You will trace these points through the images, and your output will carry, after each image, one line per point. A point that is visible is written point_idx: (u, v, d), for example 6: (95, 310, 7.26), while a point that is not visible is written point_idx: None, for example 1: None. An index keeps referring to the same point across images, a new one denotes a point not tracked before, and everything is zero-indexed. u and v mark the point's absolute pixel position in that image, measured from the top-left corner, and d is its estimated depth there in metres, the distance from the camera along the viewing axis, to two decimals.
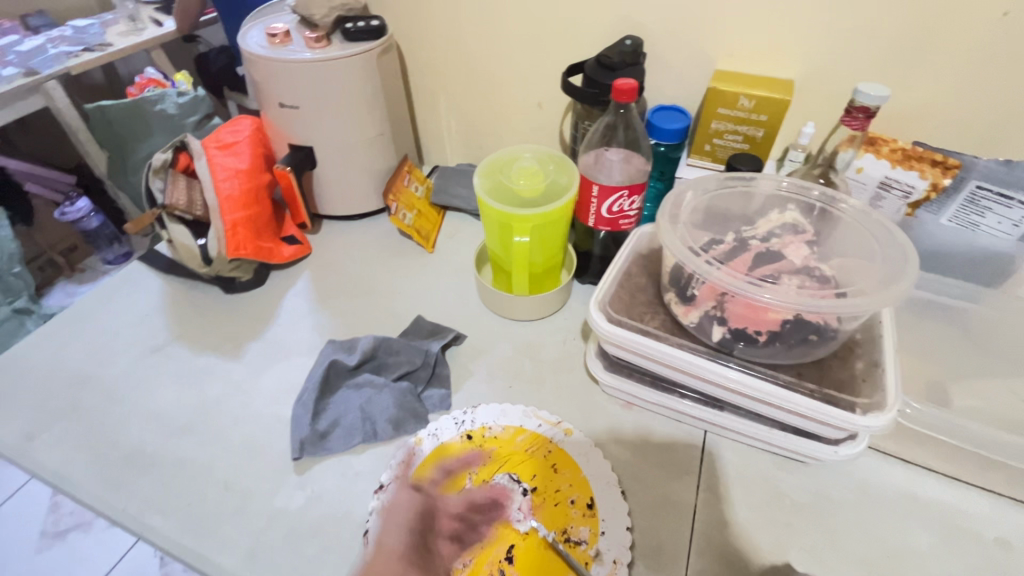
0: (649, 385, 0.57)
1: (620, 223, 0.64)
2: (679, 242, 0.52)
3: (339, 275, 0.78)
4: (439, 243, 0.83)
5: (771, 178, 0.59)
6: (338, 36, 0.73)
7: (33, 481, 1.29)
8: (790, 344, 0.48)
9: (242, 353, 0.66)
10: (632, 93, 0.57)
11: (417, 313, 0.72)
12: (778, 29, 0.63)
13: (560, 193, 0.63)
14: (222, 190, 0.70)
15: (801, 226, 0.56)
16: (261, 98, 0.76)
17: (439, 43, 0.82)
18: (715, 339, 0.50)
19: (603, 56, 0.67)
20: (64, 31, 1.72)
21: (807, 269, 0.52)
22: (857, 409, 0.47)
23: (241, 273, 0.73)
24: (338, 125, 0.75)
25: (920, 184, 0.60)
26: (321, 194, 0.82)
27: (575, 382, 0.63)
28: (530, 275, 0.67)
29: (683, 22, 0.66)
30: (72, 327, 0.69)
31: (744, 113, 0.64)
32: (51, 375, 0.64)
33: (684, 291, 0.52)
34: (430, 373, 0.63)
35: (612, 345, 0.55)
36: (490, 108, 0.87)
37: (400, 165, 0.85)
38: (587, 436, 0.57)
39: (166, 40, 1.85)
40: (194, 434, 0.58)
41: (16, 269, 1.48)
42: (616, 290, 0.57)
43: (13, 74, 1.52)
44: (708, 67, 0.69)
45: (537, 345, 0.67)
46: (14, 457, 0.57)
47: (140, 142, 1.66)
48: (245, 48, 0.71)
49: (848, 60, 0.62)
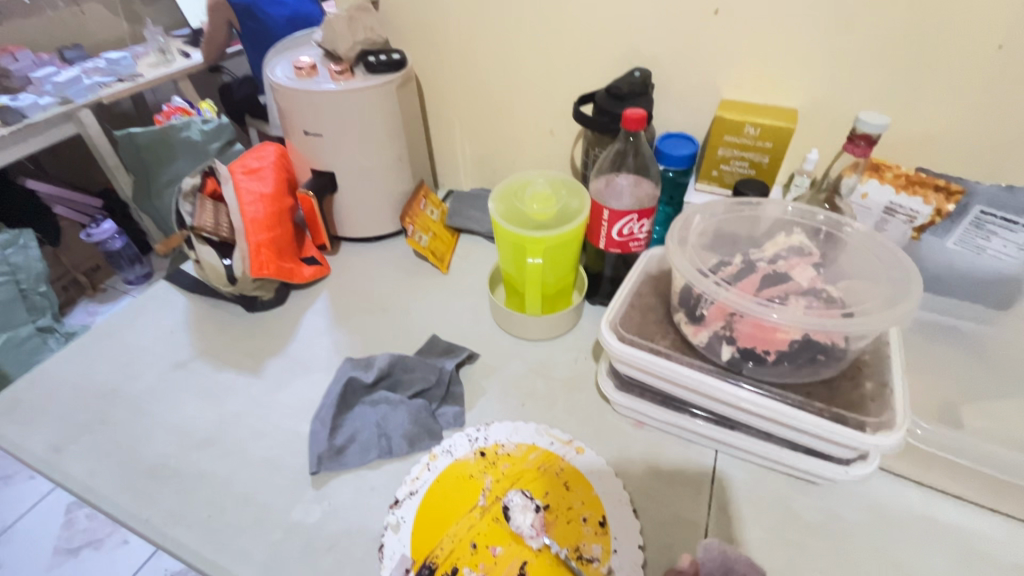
0: (661, 404, 0.58)
1: (630, 245, 0.66)
2: (687, 263, 0.54)
3: (356, 295, 0.80)
4: (453, 264, 0.85)
5: (777, 203, 0.61)
6: (360, 68, 0.77)
7: (49, 497, 1.31)
8: (798, 364, 0.49)
9: (262, 369, 0.68)
10: (642, 121, 0.60)
11: (431, 333, 0.74)
12: (780, 61, 0.66)
13: (572, 216, 0.65)
14: (247, 214, 0.73)
15: (807, 248, 0.58)
16: (286, 127, 0.79)
17: (455, 74, 0.86)
18: (725, 358, 0.51)
19: (613, 86, 0.70)
20: (98, 62, 1.81)
21: (814, 290, 0.53)
22: (866, 428, 0.47)
23: (263, 292, 0.76)
24: (359, 151, 0.78)
25: (924, 210, 0.62)
26: (340, 217, 0.86)
27: (587, 401, 0.64)
28: (543, 296, 0.69)
29: (689, 55, 0.70)
30: (100, 343, 0.72)
31: (750, 140, 0.66)
32: (80, 389, 0.66)
33: (693, 312, 0.53)
34: (444, 390, 0.64)
35: (623, 364, 0.56)
36: (504, 135, 0.90)
37: (417, 190, 0.88)
38: (599, 454, 0.58)
39: (193, 71, 1.95)
40: (214, 447, 0.60)
41: (42, 287, 1.53)
42: (627, 310, 0.59)
43: (49, 102, 1.61)
44: (713, 96, 0.72)
45: (549, 364, 0.68)
46: (42, 468, 0.59)
47: (164, 167, 1.73)
48: (273, 80, 0.75)
49: (850, 90, 0.64)
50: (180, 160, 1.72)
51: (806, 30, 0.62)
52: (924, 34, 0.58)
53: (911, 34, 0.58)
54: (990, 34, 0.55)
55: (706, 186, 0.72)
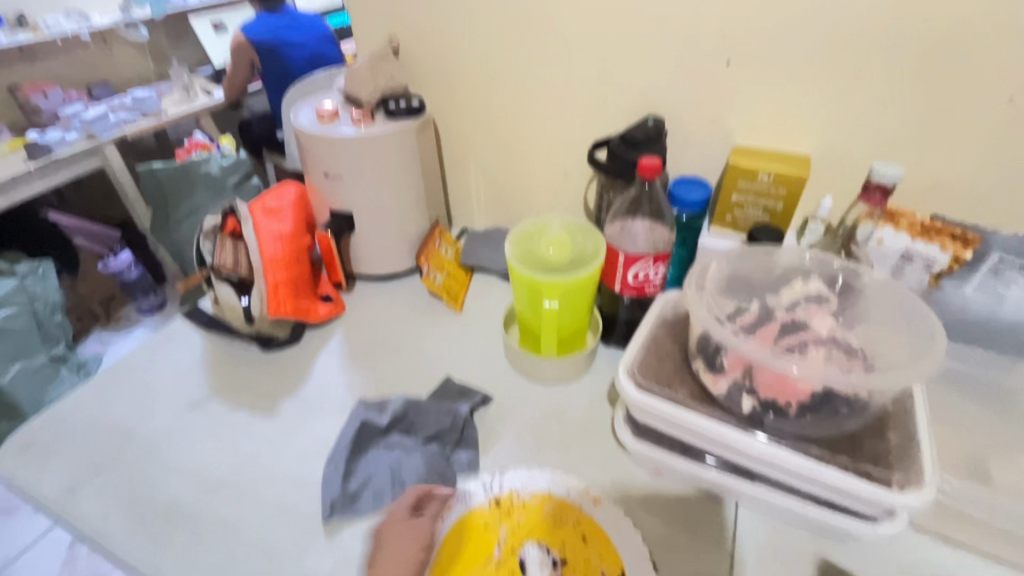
0: (679, 453, 0.57)
1: (646, 289, 0.66)
2: (705, 311, 0.54)
3: (370, 334, 0.80)
4: (467, 302, 0.86)
5: (792, 250, 0.61)
6: (381, 113, 0.79)
7: (52, 531, 1.30)
8: (821, 416, 0.48)
9: (276, 410, 0.68)
10: (655, 170, 0.61)
11: (445, 374, 0.74)
12: (791, 109, 0.67)
13: (588, 259, 0.65)
14: (266, 252, 0.75)
15: (825, 296, 0.57)
16: (307, 168, 0.82)
17: (472, 118, 0.89)
18: (745, 410, 0.50)
19: (627, 134, 0.72)
20: (124, 99, 1.88)
21: (834, 338, 0.52)
22: (894, 485, 0.46)
23: (279, 331, 0.76)
24: (378, 192, 0.80)
25: (942, 257, 0.61)
26: (356, 255, 0.87)
27: (603, 447, 0.63)
28: (558, 338, 0.68)
29: (701, 103, 0.72)
30: (117, 381, 0.72)
31: (764, 186, 0.67)
32: (96, 428, 0.66)
33: (712, 360, 0.53)
34: (458, 435, 0.63)
35: (641, 412, 0.55)
36: (518, 176, 0.92)
37: (432, 230, 0.89)
38: (617, 504, 0.57)
39: (214, 107, 2.02)
40: (227, 491, 0.59)
41: (58, 317, 1.54)
42: (644, 356, 0.59)
43: (75, 138, 1.67)
44: (725, 142, 0.73)
45: (564, 408, 0.68)
46: (55, 510, 0.58)
47: (183, 200, 1.77)
48: (297, 125, 0.77)
49: (862, 138, 0.65)
50: (199, 194, 1.76)
51: (817, 81, 0.64)
52: (934, 85, 0.59)
53: (921, 86, 0.60)
54: (999, 87, 0.56)
55: (723, 232, 0.72)
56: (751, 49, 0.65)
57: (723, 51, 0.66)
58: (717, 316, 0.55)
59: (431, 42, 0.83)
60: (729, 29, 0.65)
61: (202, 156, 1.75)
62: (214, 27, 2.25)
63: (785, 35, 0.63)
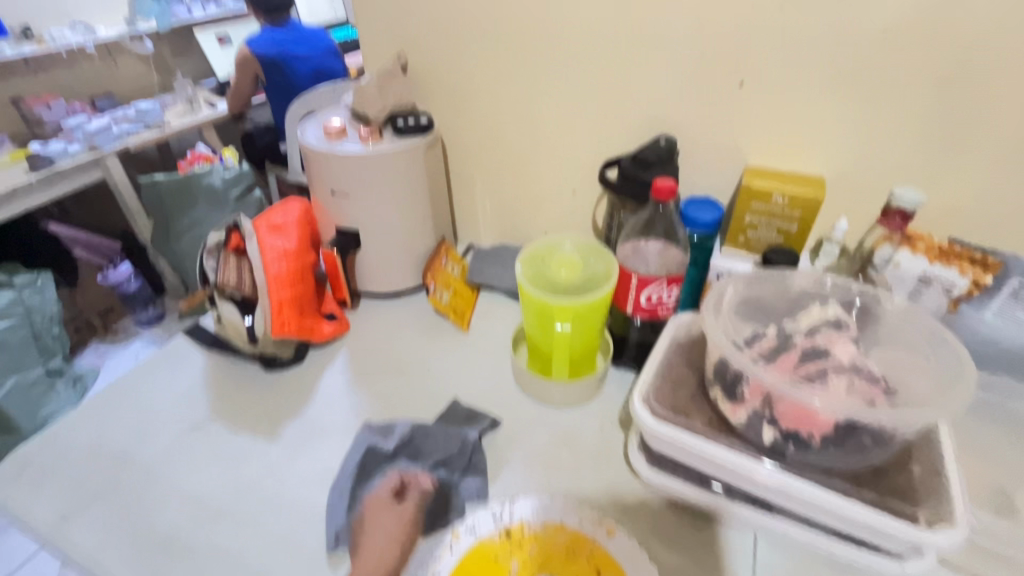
0: (696, 483, 0.55)
1: (659, 311, 0.65)
2: (721, 338, 0.52)
3: (376, 354, 0.79)
4: (474, 322, 0.84)
5: (808, 274, 0.60)
6: (388, 130, 0.78)
7: (43, 551, 1.27)
8: (845, 448, 0.47)
9: (279, 433, 0.66)
10: (671, 193, 0.61)
11: (453, 396, 0.72)
12: (805, 131, 0.66)
13: (600, 280, 0.64)
14: (270, 270, 0.73)
15: (844, 321, 0.56)
16: (313, 185, 0.81)
17: (480, 136, 0.88)
18: (766, 440, 0.49)
19: (638, 153, 0.71)
20: (128, 111, 1.88)
21: (855, 366, 0.51)
22: (921, 521, 0.45)
23: (282, 350, 0.74)
24: (384, 209, 0.79)
25: (961, 281, 0.61)
26: (362, 273, 0.85)
27: (616, 475, 0.61)
28: (569, 360, 0.67)
29: (714, 123, 0.71)
30: (116, 402, 0.71)
31: (778, 208, 0.66)
32: (94, 451, 0.65)
33: (730, 388, 0.52)
34: (467, 462, 0.61)
35: (657, 441, 0.54)
36: (525, 193, 0.91)
37: (438, 247, 0.87)
38: (632, 536, 0.55)
39: (218, 119, 2.02)
40: (228, 519, 0.57)
41: (56, 329, 1.52)
42: (659, 382, 0.57)
43: (78, 149, 1.66)
44: (737, 162, 0.72)
45: (575, 433, 0.66)
46: (49, 538, 0.56)
47: (184, 212, 1.75)
48: (303, 142, 0.77)
49: (878, 161, 0.64)
50: (201, 206, 1.75)
51: (831, 102, 0.64)
52: (952, 108, 0.58)
53: (939, 110, 0.59)
54: None
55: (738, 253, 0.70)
56: (765, 70, 0.64)
57: (736, 71, 0.66)
58: (734, 342, 0.53)
59: (440, 59, 0.83)
60: (742, 50, 0.65)
61: (204, 168, 1.75)
62: (220, 42, 2.25)
63: (799, 56, 0.62)
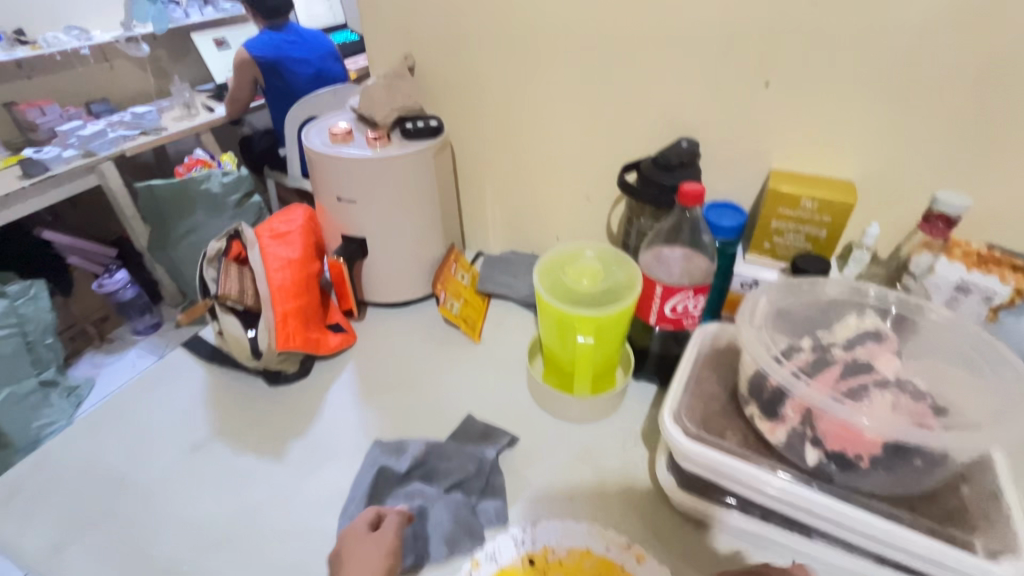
0: (730, 505, 0.52)
1: (684, 322, 0.62)
2: (760, 352, 0.49)
3: (384, 367, 0.76)
4: (485, 332, 0.81)
5: (837, 282, 0.58)
6: (397, 133, 0.76)
7: None
8: (896, 471, 0.44)
9: (284, 453, 0.63)
10: (699, 198, 0.57)
11: (466, 412, 0.69)
12: (832, 134, 0.64)
13: (626, 287, 0.61)
14: (274, 281, 0.70)
15: (883, 332, 0.53)
16: (318, 191, 0.78)
17: (491, 140, 0.86)
18: (811, 462, 0.46)
19: (658, 157, 0.68)
20: (124, 116, 1.85)
21: (899, 382, 0.48)
22: (977, 549, 0.43)
23: (287, 365, 0.71)
24: (394, 217, 0.76)
25: (1002, 289, 0.58)
26: (369, 282, 0.82)
27: (643, 496, 0.58)
28: (596, 372, 0.64)
29: (737, 126, 0.68)
30: (111, 420, 0.67)
31: (807, 214, 0.63)
32: (89, 475, 0.61)
33: (769, 405, 0.49)
34: (484, 482, 0.58)
35: (691, 463, 0.51)
36: (537, 198, 0.88)
37: (448, 254, 0.84)
38: (663, 564, 0.52)
39: (216, 124, 1.98)
40: (232, 548, 0.54)
41: (49, 339, 1.48)
42: (689, 398, 0.54)
43: (72, 155, 1.62)
44: (760, 165, 0.70)
45: (597, 451, 0.63)
46: (40, 571, 0.53)
47: (182, 218, 1.72)
48: (309, 147, 0.73)
49: (908, 164, 0.62)
50: (199, 213, 1.72)
51: (861, 103, 0.61)
52: (987, 111, 0.57)
53: (972, 113, 0.58)
54: None
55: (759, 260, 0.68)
56: (793, 70, 0.62)
57: (761, 71, 0.64)
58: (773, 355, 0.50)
59: (449, 60, 0.80)
60: (768, 51, 0.62)
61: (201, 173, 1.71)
62: (217, 44, 2.20)
63: (830, 55, 0.60)
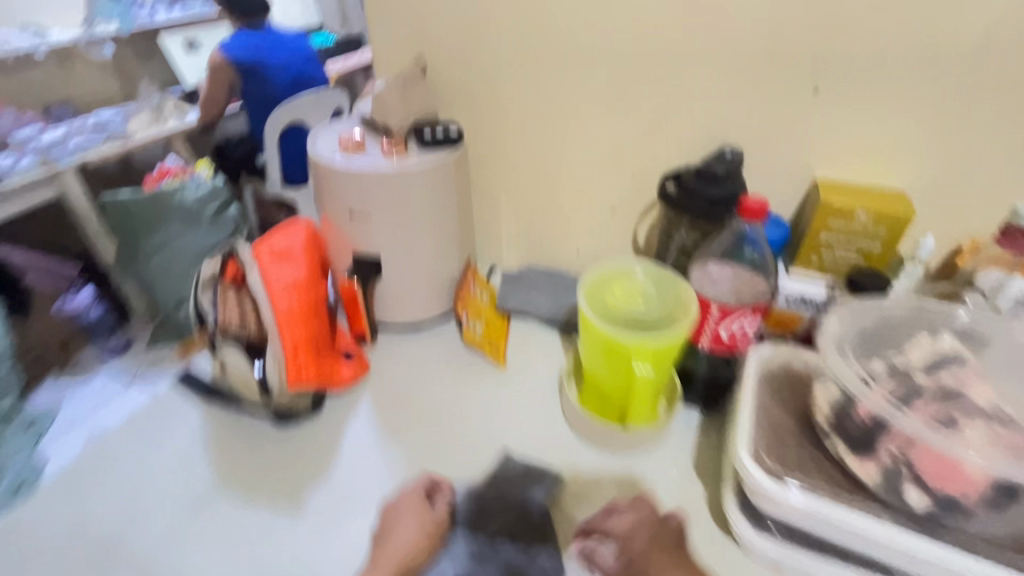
0: (816, 551, 0.48)
1: (737, 343, 0.58)
2: (853, 382, 0.45)
3: (404, 398, 0.69)
4: (509, 356, 0.75)
5: (903, 300, 0.53)
6: (412, 141, 0.69)
7: None
8: (1010, 514, 0.41)
9: (303, 506, 0.56)
10: (761, 214, 0.52)
11: (502, 448, 0.62)
12: (883, 142, 0.61)
13: (676, 301, 0.57)
14: (277, 307, 0.62)
15: (964, 355, 0.49)
16: (326, 204, 0.71)
17: (509, 149, 0.80)
18: (915, 506, 0.43)
19: (701, 166, 0.64)
20: (86, 121, 1.71)
21: (992, 411, 0.45)
22: None
23: (300, 403, 0.64)
24: (410, 233, 0.70)
25: None
26: (381, 304, 0.75)
27: (707, 537, 0.53)
28: (653, 397, 0.60)
29: (780, 134, 0.65)
30: (97, 478, 0.59)
31: (860, 226, 0.60)
32: (75, 546, 0.53)
33: (863, 442, 0.45)
34: (533, 530, 0.53)
35: (775, 508, 0.46)
36: (556, 210, 0.83)
37: (465, 271, 0.78)
38: None
39: (188, 129, 1.87)
40: None
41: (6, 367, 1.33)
42: (764, 433, 0.50)
43: (30, 164, 1.49)
44: (803, 175, 0.66)
45: (650, 488, 0.58)
46: None
47: (154, 231, 1.60)
48: (315, 156, 0.69)
49: (959, 174, 0.61)
50: (173, 225, 1.61)
51: (913, 110, 0.59)
52: None
53: None
54: None
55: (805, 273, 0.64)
56: (843, 75, 0.60)
57: (810, 75, 0.61)
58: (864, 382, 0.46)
59: (466, 63, 0.75)
60: (820, 55, 0.59)
61: (175, 185, 1.61)
62: (187, 46, 2.08)
63: (882, 59, 0.58)
